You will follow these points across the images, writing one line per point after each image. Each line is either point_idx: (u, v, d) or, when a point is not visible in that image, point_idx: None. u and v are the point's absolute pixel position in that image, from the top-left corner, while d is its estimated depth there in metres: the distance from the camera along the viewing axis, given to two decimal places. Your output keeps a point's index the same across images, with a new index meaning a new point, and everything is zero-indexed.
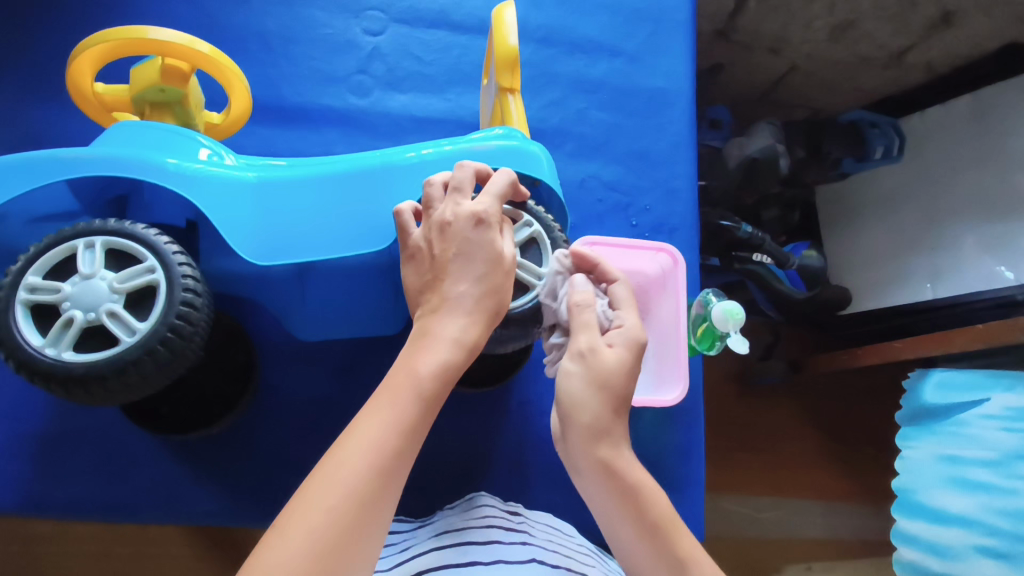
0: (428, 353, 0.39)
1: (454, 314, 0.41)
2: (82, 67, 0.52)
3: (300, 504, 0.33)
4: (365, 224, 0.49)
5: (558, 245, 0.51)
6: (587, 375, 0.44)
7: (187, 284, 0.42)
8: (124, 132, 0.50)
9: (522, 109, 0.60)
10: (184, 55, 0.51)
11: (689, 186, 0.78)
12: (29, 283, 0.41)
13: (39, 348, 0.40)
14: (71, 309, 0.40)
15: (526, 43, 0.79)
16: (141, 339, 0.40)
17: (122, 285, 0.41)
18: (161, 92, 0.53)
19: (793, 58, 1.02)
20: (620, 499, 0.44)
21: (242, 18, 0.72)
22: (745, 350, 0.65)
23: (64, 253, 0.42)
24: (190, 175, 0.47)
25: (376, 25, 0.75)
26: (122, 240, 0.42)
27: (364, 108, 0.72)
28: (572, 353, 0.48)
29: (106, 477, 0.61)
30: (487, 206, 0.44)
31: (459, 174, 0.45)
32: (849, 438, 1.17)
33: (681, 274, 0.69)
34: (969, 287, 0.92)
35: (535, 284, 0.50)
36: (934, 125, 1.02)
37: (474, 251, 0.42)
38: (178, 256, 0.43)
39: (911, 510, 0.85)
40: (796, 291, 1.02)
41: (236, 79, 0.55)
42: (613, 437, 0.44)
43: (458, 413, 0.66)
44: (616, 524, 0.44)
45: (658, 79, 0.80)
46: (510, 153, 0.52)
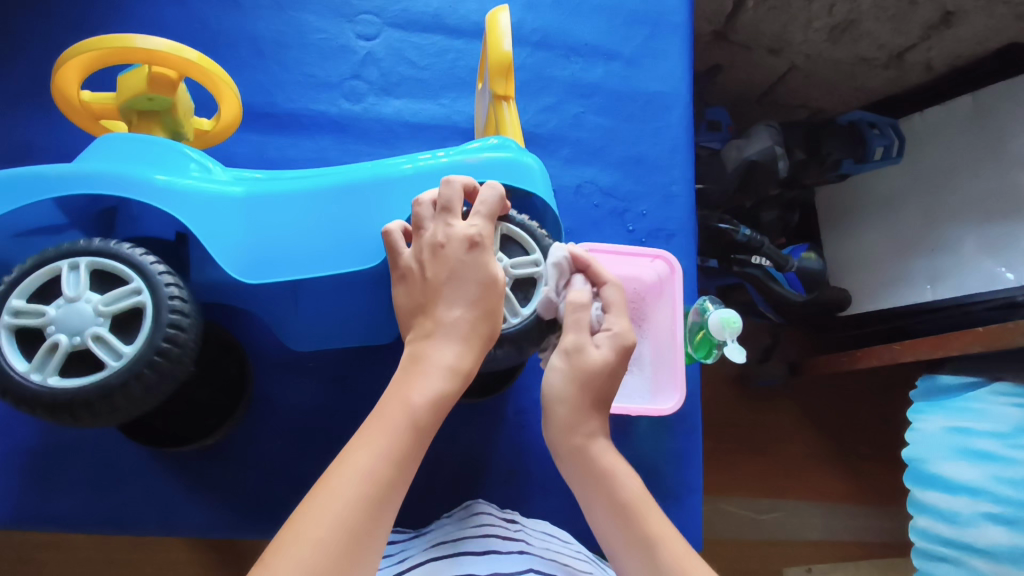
0: (422, 380, 0.39)
1: (449, 340, 0.41)
2: (68, 77, 0.52)
3: (290, 538, 0.33)
4: (358, 238, 0.49)
5: (548, 260, 0.50)
6: (571, 373, 0.48)
7: (175, 305, 0.41)
8: (112, 146, 0.49)
9: (516, 116, 0.59)
10: (172, 64, 0.50)
11: (687, 191, 0.77)
12: (13, 307, 0.40)
13: (24, 374, 0.39)
14: (56, 332, 0.40)
15: (521, 47, 0.78)
16: (128, 363, 0.39)
17: (108, 308, 0.40)
18: (149, 101, 0.53)
19: (792, 59, 1.02)
20: (606, 498, 0.46)
21: (234, 23, 0.72)
22: (743, 359, 0.65)
23: (48, 275, 0.41)
24: (181, 191, 0.47)
25: (370, 29, 0.75)
26: (107, 261, 0.42)
27: (357, 114, 0.72)
28: (555, 377, 0.48)
29: (100, 489, 0.60)
30: (479, 226, 0.43)
31: (447, 191, 0.44)
32: (849, 440, 1.16)
33: (678, 282, 0.68)
34: (970, 290, 0.91)
35: (540, 271, 0.49)
36: (934, 125, 1.01)
37: (467, 274, 0.42)
38: (165, 276, 0.42)
39: (922, 480, 0.85)
40: (796, 294, 1.01)
41: (226, 87, 0.54)
42: (587, 427, 0.48)
43: (453, 423, 0.66)
44: (616, 539, 0.46)
45: (654, 83, 0.80)
46: (505, 164, 0.52)
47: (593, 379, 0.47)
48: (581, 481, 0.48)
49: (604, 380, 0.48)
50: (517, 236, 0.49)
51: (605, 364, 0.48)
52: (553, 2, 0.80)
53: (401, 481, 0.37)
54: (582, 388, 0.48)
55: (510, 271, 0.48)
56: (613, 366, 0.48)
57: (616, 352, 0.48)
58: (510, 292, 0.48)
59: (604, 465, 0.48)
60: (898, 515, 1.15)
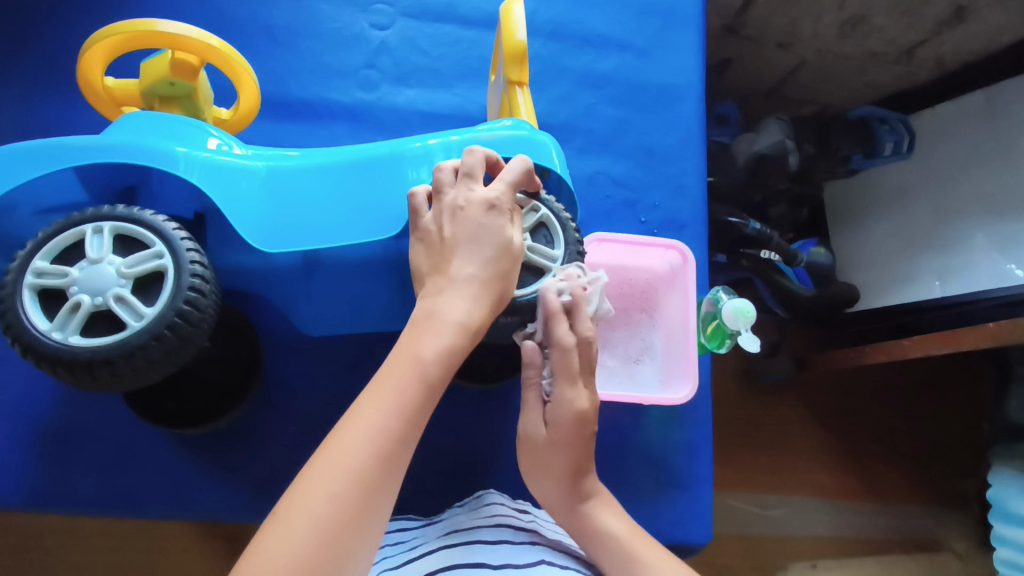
0: (432, 336, 0.39)
1: (459, 296, 0.41)
2: (92, 62, 0.52)
3: (304, 491, 0.33)
4: (376, 212, 0.49)
5: (568, 231, 0.51)
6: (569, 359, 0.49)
7: (196, 269, 0.42)
8: (128, 121, 0.49)
9: (530, 102, 0.59)
10: (193, 49, 0.50)
11: (699, 183, 0.77)
12: (36, 268, 0.41)
13: (46, 332, 0.40)
14: (79, 293, 0.40)
15: (535, 37, 0.78)
16: (149, 325, 0.40)
17: (130, 271, 0.41)
18: (171, 85, 0.53)
19: (802, 53, 1.02)
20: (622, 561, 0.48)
21: (249, 11, 0.72)
22: (756, 348, 0.65)
23: (72, 239, 0.42)
24: (200, 164, 0.47)
25: (383, 18, 0.75)
26: (130, 226, 0.42)
27: (372, 103, 0.72)
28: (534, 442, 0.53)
29: (115, 471, 0.61)
30: (499, 191, 0.44)
31: (470, 159, 0.45)
32: (855, 436, 1.16)
33: (689, 272, 0.69)
34: (978, 286, 0.91)
35: (544, 213, 0.51)
36: (945, 121, 1.01)
37: (483, 235, 0.42)
38: (186, 242, 0.43)
39: (1004, 516, 0.93)
40: (803, 289, 1.03)
41: (245, 73, 0.54)
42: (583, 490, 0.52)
43: (464, 410, 0.66)
44: None
45: (667, 74, 0.80)
46: (519, 142, 0.52)
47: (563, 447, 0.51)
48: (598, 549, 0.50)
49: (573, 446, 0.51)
50: (537, 204, 0.50)
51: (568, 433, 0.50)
52: None
53: (413, 434, 0.37)
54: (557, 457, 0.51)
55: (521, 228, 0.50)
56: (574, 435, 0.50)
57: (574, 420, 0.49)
58: (535, 245, 0.50)
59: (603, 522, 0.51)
60: (906, 512, 1.14)
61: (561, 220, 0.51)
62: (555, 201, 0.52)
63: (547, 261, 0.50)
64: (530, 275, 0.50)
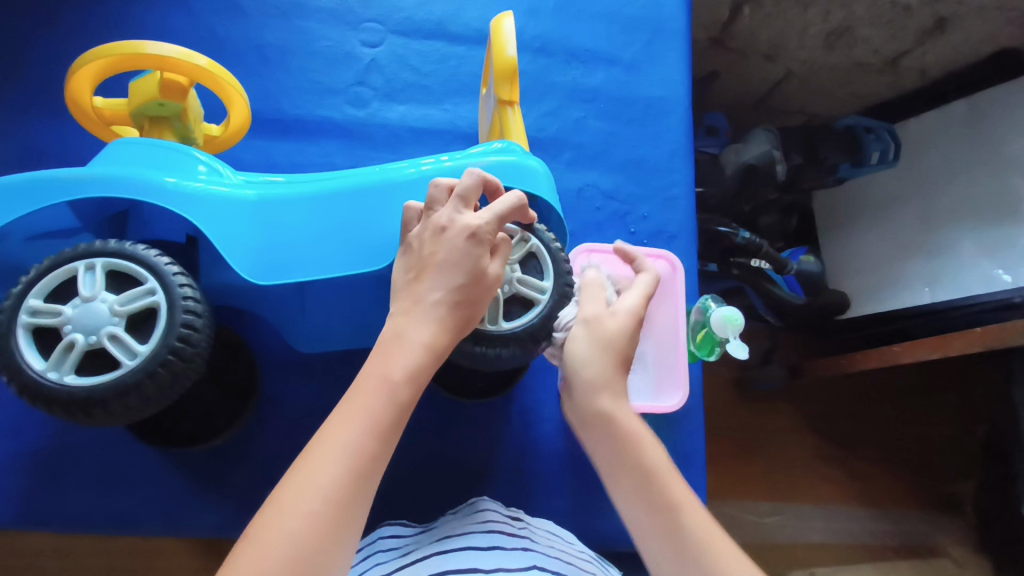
0: (400, 357, 0.40)
1: (426, 318, 0.41)
2: (82, 83, 0.52)
3: (275, 512, 0.34)
4: (368, 239, 0.50)
5: (559, 262, 0.51)
6: (593, 338, 0.50)
7: (187, 306, 0.42)
8: (123, 151, 0.50)
9: (521, 122, 0.60)
10: (182, 70, 0.51)
11: (687, 195, 0.78)
12: (30, 307, 0.41)
13: (41, 372, 0.40)
14: (73, 332, 0.40)
15: (523, 53, 0.79)
16: (143, 362, 0.40)
17: (123, 308, 0.41)
18: (160, 106, 0.53)
19: (788, 65, 1.04)
20: (631, 472, 0.47)
21: (240, 31, 0.73)
22: (746, 356, 0.64)
23: (65, 275, 0.42)
24: (188, 194, 0.47)
25: (374, 36, 0.76)
26: (123, 262, 0.42)
27: (362, 119, 0.73)
28: (578, 344, 0.51)
29: (109, 489, 0.61)
30: (485, 220, 0.43)
31: (467, 181, 0.44)
32: (848, 442, 1.17)
33: (679, 282, 0.70)
34: (968, 291, 0.92)
35: (535, 245, 0.51)
36: (929, 129, 1.03)
37: (456, 259, 0.42)
38: (179, 277, 0.43)
39: None
40: (795, 297, 1.03)
41: (234, 91, 0.55)
42: (615, 391, 0.49)
43: (457, 424, 0.66)
44: (640, 514, 0.45)
45: (654, 88, 0.81)
46: (508, 168, 0.53)
47: (614, 342, 0.50)
48: (606, 447, 0.48)
49: (625, 344, 0.51)
50: (529, 235, 0.51)
51: (622, 329, 0.51)
52: (554, 9, 0.81)
53: (384, 453, 0.37)
54: (606, 351, 0.50)
55: (511, 259, 0.50)
56: (630, 331, 0.51)
57: (631, 315, 0.52)
58: (525, 277, 0.50)
59: (624, 424, 0.48)
60: (903, 518, 1.14)
61: (553, 252, 0.51)
62: (543, 230, 0.52)
63: (536, 292, 0.50)
64: (519, 307, 0.50)
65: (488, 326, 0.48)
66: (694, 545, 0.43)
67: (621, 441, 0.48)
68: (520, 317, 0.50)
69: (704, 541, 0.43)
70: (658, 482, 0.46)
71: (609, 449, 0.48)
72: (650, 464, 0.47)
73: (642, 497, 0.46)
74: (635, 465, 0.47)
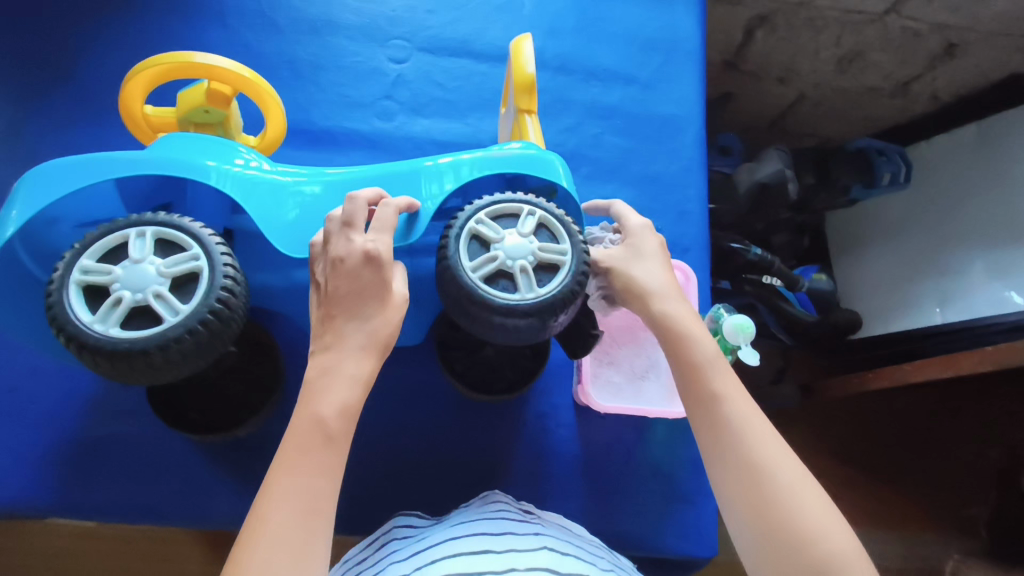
0: (333, 391, 0.43)
1: (353, 354, 0.44)
2: (134, 92, 0.56)
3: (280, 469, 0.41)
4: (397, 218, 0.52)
5: (568, 228, 0.48)
6: (637, 260, 0.54)
7: (227, 272, 0.45)
8: (169, 139, 0.52)
9: (539, 130, 0.61)
10: (229, 79, 0.55)
11: (701, 209, 0.80)
12: (83, 265, 0.44)
13: (88, 323, 0.42)
14: (120, 289, 0.43)
15: (543, 71, 0.82)
16: (184, 319, 0.43)
17: (169, 270, 0.44)
18: (205, 113, 0.57)
19: (801, 88, 1.07)
20: (681, 366, 0.50)
21: (276, 47, 0.77)
22: (757, 362, 0.66)
23: (114, 242, 0.45)
24: (230, 176, 0.50)
25: (401, 53, 0.79)
26: (169, 230, 0.45)
27: (388, 131, 0.76)
28: (630, 273, 0.53)
29: (139, 479, 0.63)
30: (377, 242, 0.45)
31: (349, 207, 0.46)
32: (861, 461, 1.17)
33: (693, 291, 0.71)
34: (978, 312, 0.93)
35: (543, 216, 0.48)
36: (939, 153, 1.05)
37: (365, 287, 0.44)
38: (220, 247, 0.46)
39: None
40: (806, 314, 1.05)
41: (273, 100, 0.58)
42: (667, 295, 0.52)
43: (474, 425, 0.68)
44: (691, 408, 0.49)
45: (669, 106, 0.84)
46: (529, 159, 0.53)
47: (655, 257, 0.55)
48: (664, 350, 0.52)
49: (661, 255, 0.55)
50: (530, 207, 0.48)
51: (653, 245, 0.55)
52: (573, 30, 0.84)
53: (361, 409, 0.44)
54: (655, 264, 0.54)
55: (523, 232, 0.47)
56: (657, 242, 0.56)
57: (646, 227, 0.56)
58: (543, 245, 0.47)
59: (681, 325, 0.51)
60: (916, 539, 1.14)
61: (563, 222, 0.48)
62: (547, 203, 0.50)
63: (558, 257, 0.47)
64: (546, 274, 0.47)
65: (521, 297, 0.46)
66: (736, 431, 0.46)
67: (675, 339, 0.51)
68: (552, 282, 0.47)
69: (746, 426, 0.46)
70: (704, 374, 0.49)
71: (668, 351, 0.51)
72: (699, 360, 0.49)
73: (690, 389, 0.49)
74: (686, 362, 0.50)
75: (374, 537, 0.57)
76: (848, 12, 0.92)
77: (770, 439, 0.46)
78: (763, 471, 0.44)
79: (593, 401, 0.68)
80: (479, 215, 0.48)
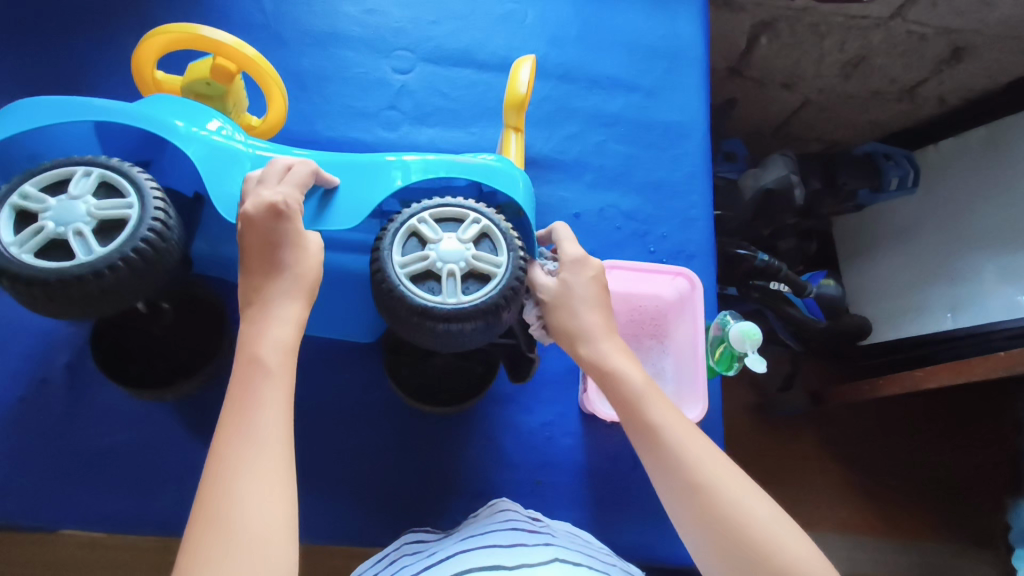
0: (268, 339, 0.43)
1: (282, 307, 0.44)
2: (145, 55, 0.59)
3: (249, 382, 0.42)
4: (342, 198, 0.51)
5: (509, 238, 0.48)
6: (567, 302, 0.54)
7: (155, 224, 0.45)
8: (155, 98, 0.54)
9: (521, 145, 0.68)
10: (233, 58, 0.58)
11: (706, 216, 0.80)
12: (21, 189, 0.44)
13: (6, 244, 0.43)
14: (46, 219, 0.43)
15: (546, 79, 0.83)
16: (97, 259, 0.43)
17: (98, 212, 0.44)
18: (207, 85, 0.60)
19: (806, 93, 1.06)
20: (616, 398, 0.51)
21: (281, 59, 0.77)
22: (764, 369, 0.65)
23: (59, 175, 0.45)
24: (196, 139, 0.50)
25: (405, 64, 0.80)
26: (114, 175, 0.45)
27: (392, 141, 0.76)
28: (559, 316, 0.54)
29: (146, 491, 0.63)
30: (284, 192, 0.46)
31: (263, 170, 0.47)
32: (873, 470, 1.16)
33: (698, 298, 0.71)
34: (990, 316, 0.92)
35: (487, 225, 0.48)
36: (950, 157, 1.04)
37: (279, 239, 0.44)
38: (158, 201, 0.46)
39: None
40: (814, 319, 1.04)
41: (275, 88, 0.61)
42: (596, 338, 0.53)
43: (479, 435, 0.68)
44: (633, 436, 0.50)
45: (673, 113, 0.84)
46: (494, 171, 0.53)
47: (587, 299, 0.54)
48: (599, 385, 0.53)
49: (596, 293, 0.54)
50: (477, 214, 0.48)
51: (586, 283, 0.54)
52: (577, 39, 0.85)
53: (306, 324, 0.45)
54: (587, 306, 0.54)
55: (462, 238, 0.47)
56: (590, 279, 0.55)
57: (579, 264, 0.55)
58: (477, 254, 0.47)
59: (607, 360, 0.52)
60: (930, 548, 1.12)
61: (505, 234, 0.48)
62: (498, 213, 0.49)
63: (490, 268, 0.47)
64: (475, 283, 0.47)
65: (448, 301, 0.46)
66: (677, 457, 0.47)
67: (606, 375, 0.52)
68: (478, 291, 0.46)
69: (686, 449, 0.47)
70: (639, 403, 0.50)
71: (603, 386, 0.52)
72: (632, 389, 0.50)
73: (628, 419, 0.50)
74: (619, 393, 0.51)
75: (382, 553, 0.57)
76: (852, 17, 0.92)
77: (708, 457, 0.47)
78: (709, 489, 0.46)
79: (598, 411, 0.68)
80: (422, 214, 0.48)
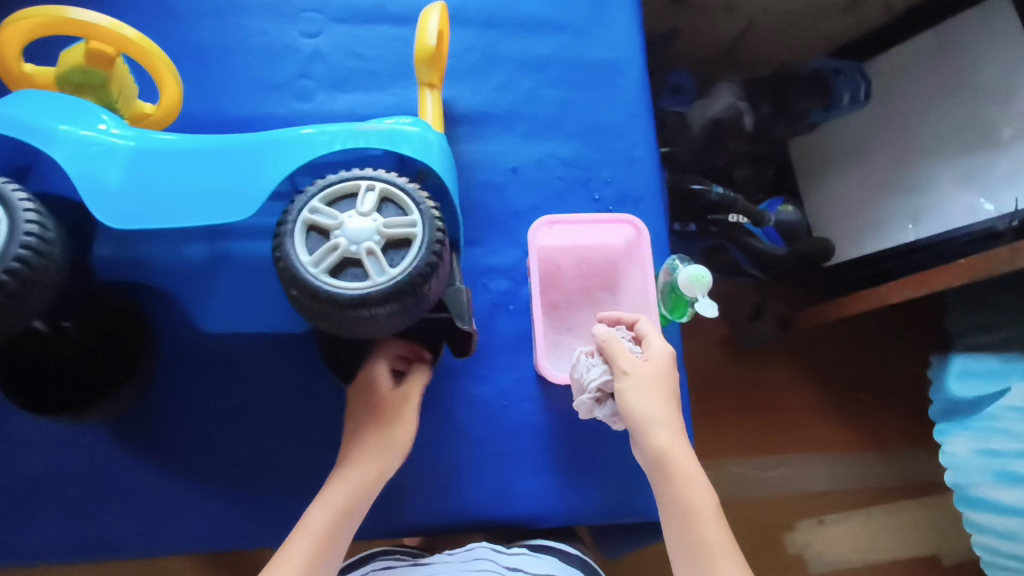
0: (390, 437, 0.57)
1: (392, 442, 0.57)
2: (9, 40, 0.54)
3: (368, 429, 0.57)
4: (227, 192, 0.47)
5: (415, 195, 0.46)
6: (639, 387, 0.57)
7: (29, 238, 0.43)
8: (29, 97, 0.50)
9: (438, 105, 0.65)
10: (109, 39, 0.53)
11: (650, 155, 0.76)
12: None
13: None
14: None
15: (469, 27, 0.77)
16: None
17: None
18: (84, 74, 0.55)
19: (748, 14, 1.02)
20: (663, 475, 0.55)
21: (176, 35, 0.71)
22: (716, 312, 0.64)
23: None
24: (77, 142, 0.47)
25: (313, 26, 0.74)
26: None
27: (309, 112, 0.71)
28: (629, 397, 0.57)
29: (101, 508, 0.61)
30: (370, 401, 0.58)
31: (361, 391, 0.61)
32: (847, 389, 1.16)
33: (644, 244, 0.67)
34: (952, 223, 0.91)
35: (385, 188, 0.45)
36: (898, 66, 1.01)
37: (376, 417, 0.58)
38: (29, 214, 0.44)
39: (967, 502, 0.85)
40: (776, 247, 1.02)
41: (163, 66, 0.56)
42: (668, 424, 0.56)
43: (436, 410, 0.66)
44: (670, 512, 0.54)
45: (606, 49, 0.79)
46: (404, 136, 0.51)
47: (659, 383, 0.57)
48: (654, 465, 0.55)
49: (668, 381, 0.58)
50: (371, 180, 0.46)
51: (660, 368, 0.58)
52: None
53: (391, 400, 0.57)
54: (656, 391, 0.57)
55: (364, 210, 0.45)
56: (666, 367, 0.59)
57: (662, 357, 0.59)
58: (387, 222, 0.44)
59: (666, 439, 0.55)
60: (904, 457, 1.15)
61: (412, 192, 0.46)
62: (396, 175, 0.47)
63: (405, 230, 0.44)
64: (395, 251, 0.45)
65: (362, 286, 0.43)
66: (701, 550, 0.51)
67: (666, 459, 0.55)
68: (402, 260, 0.44)
69: (711, 550, 0.51)
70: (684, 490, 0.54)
71: (658, 468, 0.55)
72: (686, 473, 0.54)
73: (668, 496, 0.54)
74: (673, 475, 0.54)
75: None
76: None
77: (735, 569, 0.50)
78: None
79: (547, 370, 0.66)
80: (312, 201, 0.45)
